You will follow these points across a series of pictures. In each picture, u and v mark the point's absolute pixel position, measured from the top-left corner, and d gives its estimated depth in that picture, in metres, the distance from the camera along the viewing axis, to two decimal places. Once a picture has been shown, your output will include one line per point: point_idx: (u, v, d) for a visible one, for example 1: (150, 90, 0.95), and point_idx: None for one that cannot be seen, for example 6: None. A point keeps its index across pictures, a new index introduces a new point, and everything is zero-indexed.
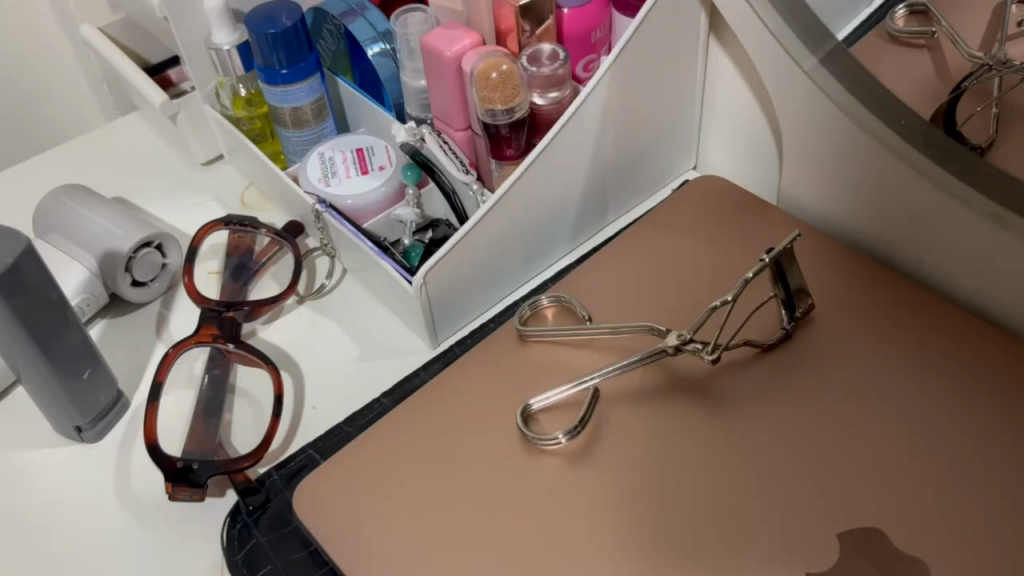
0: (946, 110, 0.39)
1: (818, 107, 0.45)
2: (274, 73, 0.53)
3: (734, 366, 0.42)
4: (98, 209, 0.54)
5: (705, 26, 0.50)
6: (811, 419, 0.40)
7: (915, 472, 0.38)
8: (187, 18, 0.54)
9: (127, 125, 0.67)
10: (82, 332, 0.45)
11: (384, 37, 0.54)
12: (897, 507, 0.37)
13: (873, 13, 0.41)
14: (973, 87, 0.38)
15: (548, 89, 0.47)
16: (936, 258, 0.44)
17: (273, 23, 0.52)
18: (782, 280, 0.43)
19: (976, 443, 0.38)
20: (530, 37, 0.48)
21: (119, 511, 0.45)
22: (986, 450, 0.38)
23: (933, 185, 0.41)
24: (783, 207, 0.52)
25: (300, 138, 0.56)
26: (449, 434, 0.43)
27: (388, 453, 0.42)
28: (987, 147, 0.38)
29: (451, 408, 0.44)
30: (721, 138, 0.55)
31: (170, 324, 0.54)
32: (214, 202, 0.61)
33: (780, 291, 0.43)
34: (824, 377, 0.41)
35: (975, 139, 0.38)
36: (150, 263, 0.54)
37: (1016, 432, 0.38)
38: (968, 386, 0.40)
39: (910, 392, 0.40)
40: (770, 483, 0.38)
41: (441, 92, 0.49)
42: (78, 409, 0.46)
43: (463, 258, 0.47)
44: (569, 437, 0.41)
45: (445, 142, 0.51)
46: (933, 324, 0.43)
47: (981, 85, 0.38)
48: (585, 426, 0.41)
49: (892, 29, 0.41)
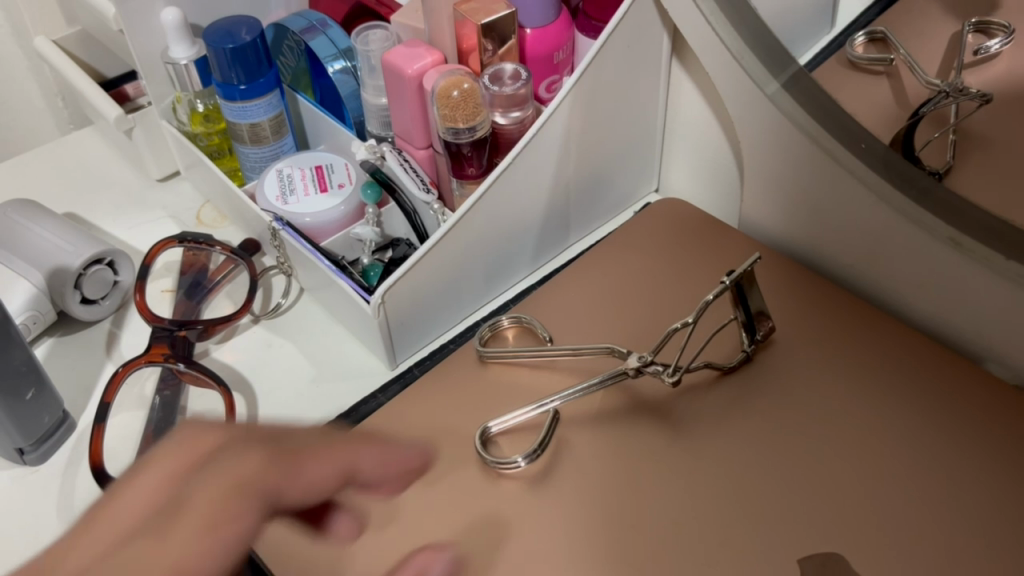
0: (903, 137, 0.40)
1: (778, 132, 0.45)
2: (232, 89, 0.52)
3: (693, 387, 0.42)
4: (47, 225, 0.52)
5: (667, 48, 0.50)
6: (769, 441, 0.40)
7: (875, 495, 0.38)
8: (145, 31, 0.53)
9: (80, 140, 0.65)
10: (26, 351, 0.44)
11: (345, 54, 0.53)
12: (856, 530, 0.37)
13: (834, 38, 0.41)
14: (930, 113, 0.39)
15: (510, 108, 0.47)
16: (893, 282, 0.44)
17: (232, 38, 0.51)
18: (742, 303, 0.43)
19: (936, 465, 0.38)
20: (492, 56, 0.47)
21: (61, 536, 0.44)
22: (946, 472, 0.38)
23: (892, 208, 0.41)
24: (743, 231, 0.52)
25: (258, 155, 0.55)
26: None
27: None
28: (945, 173, 0.38)
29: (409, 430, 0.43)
30: (683, 161, 0.56)
31: (121, 343, 0.52)
32: (168, 219, 0.60)
33: (741, 313, 0.43)
34: (784, 399, 0.41)
35: (934, 165, 0.39)
36: (101, 280, 0.52)
37: (975, 453, 0.38)
38: (928, 409, 0.40)
39: (868, 415, 0.40)
40: (729, 507, 0.38)
41: (402, 110, 0.49)
42: (21, 431, 0.45)
43: (438, 256, 0.45)
44: (527, 461, 0.40)
45: (406, 161, 0.50)
46: (891, 349, 0.43)
47: (938, 110, 0.39)
48: (544, 450, 0.40)
49: (851, 56, 0.41)
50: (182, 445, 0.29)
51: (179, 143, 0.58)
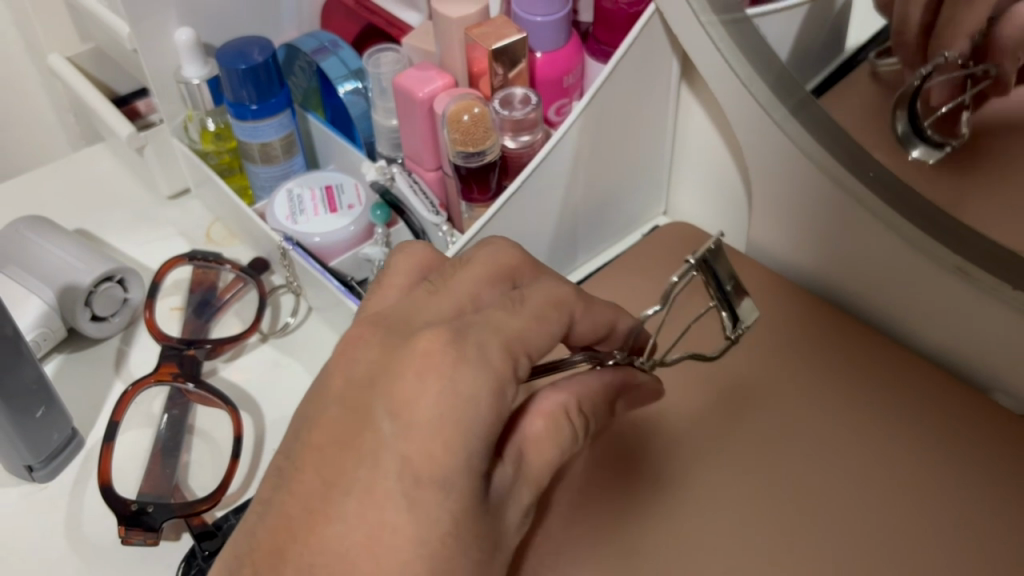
0: (909, 101, 0.40)
1: (786, 158, 0.45)
2: (244, 109, 0.52)
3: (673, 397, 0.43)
4: (59, 243, 0.53)
5: (677, 73, 0.50)
6: (771, 466, 0.40)
7: (874, 520, 0.38)
8: (158, 50, 0.54)
9: (92, 156, 0.66)
10: (37, 367, 0.44)
11: (356, 75, 0.54)
12: (854, 555, 0.37)
13: (837, 67, 0.41)
14: (936, 80, 0.39)
15: (520, 132, 0.47)
16: (903, 309, 0.44)
17: (244, 59, 0.51)
18: (715, 284, 0.38)
19: (937, 490, 0.38)
20: (503, 79, 0.46)
21: (68, 554, 0.44)
22: (946, 497, 0.38)
23: (897, 234, 0.42)
24: (753, 255, 0.52)
25: (268, 173, 0.56)
26: None
27: None
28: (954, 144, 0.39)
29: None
30: (692, 185, 0.56)
31: (130, 360, 0.53)
32: (178, 236, 0.60)
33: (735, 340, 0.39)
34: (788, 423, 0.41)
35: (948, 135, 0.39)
36: (111, 297, 0.53)
37: (977, 478, 0.39)
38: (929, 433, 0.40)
39: (871, 440, 0.41)
40: (729, 531, 0.38)
41: (412, 132, 0.49)
42: (30, 449, 0.45)
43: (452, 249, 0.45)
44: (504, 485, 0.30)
45: (415, 182, 0.51)
46: (900, 376, 0.43)
47: (945, 78, 0.38)
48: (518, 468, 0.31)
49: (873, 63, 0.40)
50: (489, 255, 0.34)
51: (188, 160, 0.58)
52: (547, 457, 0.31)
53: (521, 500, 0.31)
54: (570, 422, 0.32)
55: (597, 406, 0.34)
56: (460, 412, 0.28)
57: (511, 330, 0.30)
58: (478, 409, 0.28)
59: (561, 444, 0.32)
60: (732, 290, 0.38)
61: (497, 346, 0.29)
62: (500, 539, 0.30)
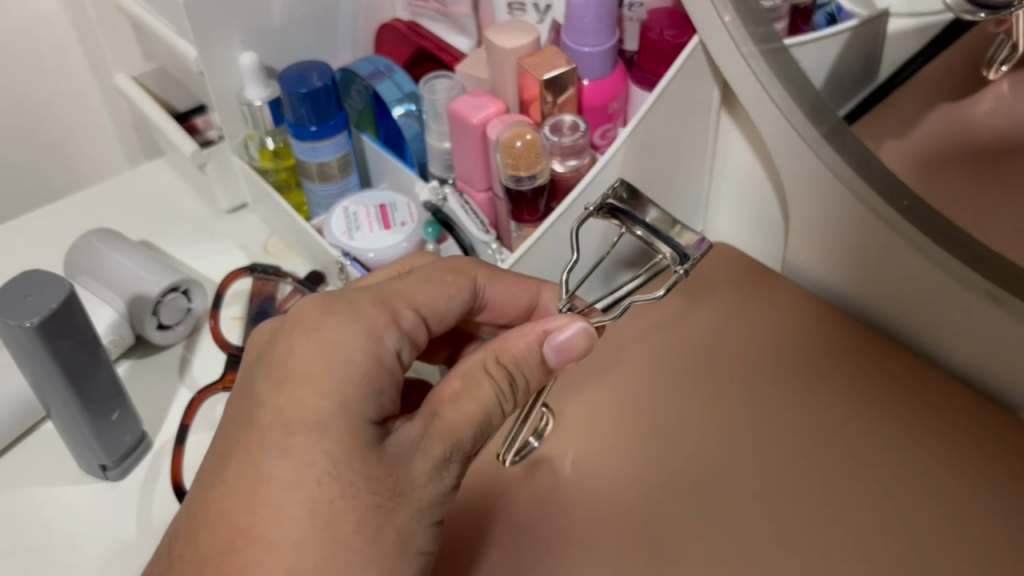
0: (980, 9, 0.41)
1: (821, 185, 0.47)
2: (304, 130, 0.55)
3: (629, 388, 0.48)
4: (127, 253, 0.56)
5: (718, 101, 0.53)
6: (790, 480, 0.44)
7: (894, 529, 0.41)
8: (222, 74, 0.56)
9: (153, 170, 0.69)
10: (112, 373, 0.48)
11: (409, 98, 0.56)
12: (873, 560, 0.40)
13: (874, 91, 0.45)
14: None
15: (568, 157, 0.49)
16: (934, 329, 0.47)
17: (305, 83, 0.54)
18: (633, 223, 0.41)
19: (963, 503, 0.42)
20: (552, 106, 0.49)
21: (142, 547, 0.47)
22: (969, 505, 0.42)
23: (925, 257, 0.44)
24: (790, 275, 0.55)
25: (325, 192, 0.58)
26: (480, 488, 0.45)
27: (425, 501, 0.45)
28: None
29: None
30: (728, 205, 0.58)
31: (193, 367, 0.56)
32: (236, 248, 0.63)
33: (685, 264, 0.39)
34: (794, 434, 0.46)
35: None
36: (175, 307, 0.55)
37: (1001, 493, 0.42)
38: (938, 447, 0.44)
39: (888, 454, 0.44)
40: (770, 538, 0.42)
41: (464, 155, 0.52)
42: (105, 449, 0.48)
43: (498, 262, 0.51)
44: (405, 432, 0.35)
45: (467, 203, 0.54)
46: (932, 399, 0.46)
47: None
48: (426, 423, 0.36)
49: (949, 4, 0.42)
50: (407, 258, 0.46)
51: (249, 177, 0.62)
52: (461, 411, 0.36)
53: (435, 455, 0.35)
54: (489, 374, 0.37)
55: (527, 361, 0.37)
56: (335, 355, 0.36)
57: (394, 290, 0.40)
58: (354, 351, 0.36)
59: (479, 395, 0.36)
60: (647, 232, 0.41)
61: (370, 299, 0.39)
62: (409, 488, 0.35)
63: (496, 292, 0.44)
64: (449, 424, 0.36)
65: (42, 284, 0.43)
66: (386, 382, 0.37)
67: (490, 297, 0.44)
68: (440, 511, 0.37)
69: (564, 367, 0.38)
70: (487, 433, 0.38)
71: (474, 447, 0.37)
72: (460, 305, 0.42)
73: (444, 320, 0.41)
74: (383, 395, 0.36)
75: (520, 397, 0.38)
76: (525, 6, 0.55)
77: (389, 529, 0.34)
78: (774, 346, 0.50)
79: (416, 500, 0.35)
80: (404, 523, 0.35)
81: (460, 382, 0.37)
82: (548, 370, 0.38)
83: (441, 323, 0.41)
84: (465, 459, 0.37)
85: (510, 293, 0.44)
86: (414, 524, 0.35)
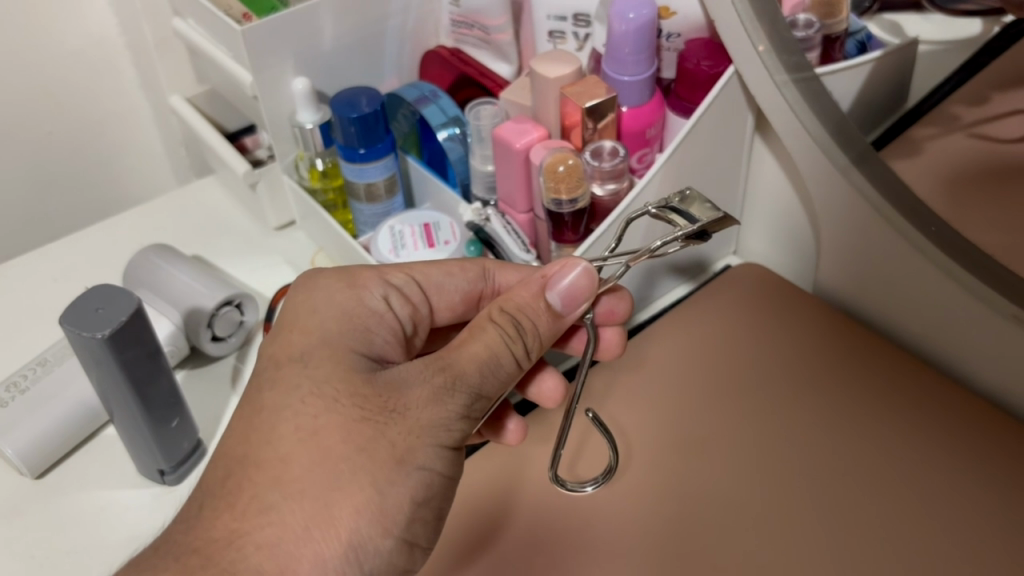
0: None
1: (851, 210, 0.49)
2: (353, 152, 0.58)
3: (641, 396, 0.51)
4: (181, 268, 0.58)
5: (751, 127, 0.55)
6: (794, 481, 0.46)
7: (883, 533, 0.44)
8: (275, 98, 0.59)
9: (204, 188, 0.72)
10: (172, 383, 0.50)
11: (454, 122, 0.59)
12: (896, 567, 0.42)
13: (904, 115, 0.47)
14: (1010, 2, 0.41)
15: (607, 181, 0.52)
16: (959, 352, 0.49)
17: (354, 108, 0.56)
18: (684, 216, 0.42)
19: (980, 516, 0.44)
20: (593, 132, 0.51)
21: None
22: (985, 518, 0.44)
23: (949, 276, 0.46)
24: (821, 295, 0.57)
25: (371, 211, 0.61)
26: (522, 498, 0.47)
27: (471, 506, 0.47)
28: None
29: (500, 464, 0.49)
30: (760, 227, 0.60)
31: (244, 376, 0.58)
32: (284, 264, 0.66)
33: (689, 227, 0.41)
34: (804, 443, 0.48)
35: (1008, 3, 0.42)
36: (229, 320, 0.58)
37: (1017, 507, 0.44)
38: (949, 467, 0.46)
39: (900, 462, 0.47)
40: (795, 551, 0.44)
41: (509, 178, 0.54)
42: (164, 455, 0.51)
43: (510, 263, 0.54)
44: (408, 371, 0.40)
45: (508, 224, 0.56)
46: (951, 415, 0.48)
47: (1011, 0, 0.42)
48: (431, 361, 0.40)
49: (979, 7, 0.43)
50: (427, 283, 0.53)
51: (297, 195, 0.64)
52: (467, 350, 0.40)
53: (434, 381, 0.39)
54: (492, 321, 0.41)
55: (532, 308, 0.41)
56: (321, 307, 0.44)
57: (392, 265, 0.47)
58: (333, 306, 0.44)
59: (483, 336, 0.40)
60: (678, 207, 0.43)
61: (364, 271, 0.46)
62: (407, 410, 0.38)
63: (505, 278, 0.49)
64: (450, 358, 0.40)
65: (113, 300, 0.46)
66: (377, 327, 0.44)
67: (500, 283, 0.49)
68: (450, 439, 0.39)
69: (572, 312, 0.42)
70: (501, 376, 0.40)
71: (489, 388, 0.40)
72: (464, 286, 0.48)
73: (445, 295, 0.48)
74: (372, 336, 0.43)
75: (531, 344, 0.41)
76: (565, 33, 0.57)
77: (385, 439, 0.37)
78: (793, 363, 0.52)
79: (415, 419, 0.38)
80: (401, 437, 0.38)
81: (467, 331, 0.41)
82: (557, 316, 0.42)
83: (442, 296, 0.48)
84: (476, 396, 0.40)
85: (516, 278, 0.49)
86: (414, 440, 0.38)
